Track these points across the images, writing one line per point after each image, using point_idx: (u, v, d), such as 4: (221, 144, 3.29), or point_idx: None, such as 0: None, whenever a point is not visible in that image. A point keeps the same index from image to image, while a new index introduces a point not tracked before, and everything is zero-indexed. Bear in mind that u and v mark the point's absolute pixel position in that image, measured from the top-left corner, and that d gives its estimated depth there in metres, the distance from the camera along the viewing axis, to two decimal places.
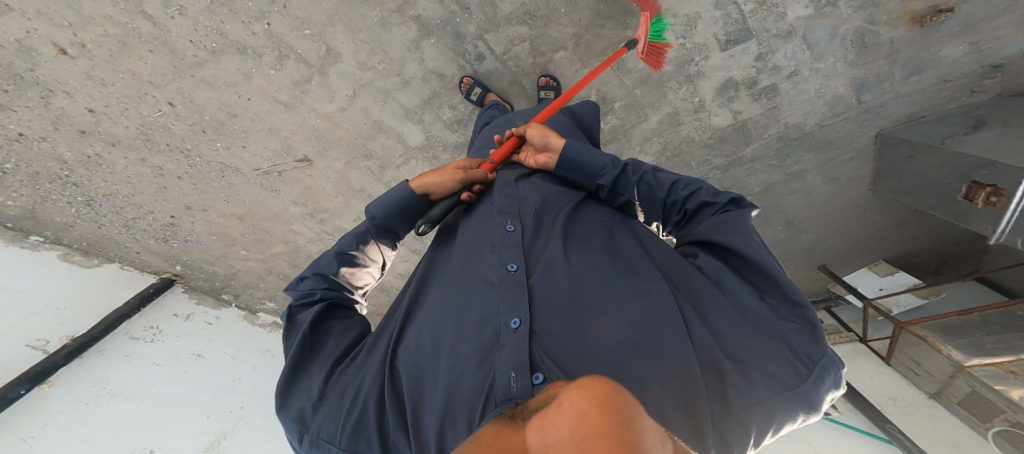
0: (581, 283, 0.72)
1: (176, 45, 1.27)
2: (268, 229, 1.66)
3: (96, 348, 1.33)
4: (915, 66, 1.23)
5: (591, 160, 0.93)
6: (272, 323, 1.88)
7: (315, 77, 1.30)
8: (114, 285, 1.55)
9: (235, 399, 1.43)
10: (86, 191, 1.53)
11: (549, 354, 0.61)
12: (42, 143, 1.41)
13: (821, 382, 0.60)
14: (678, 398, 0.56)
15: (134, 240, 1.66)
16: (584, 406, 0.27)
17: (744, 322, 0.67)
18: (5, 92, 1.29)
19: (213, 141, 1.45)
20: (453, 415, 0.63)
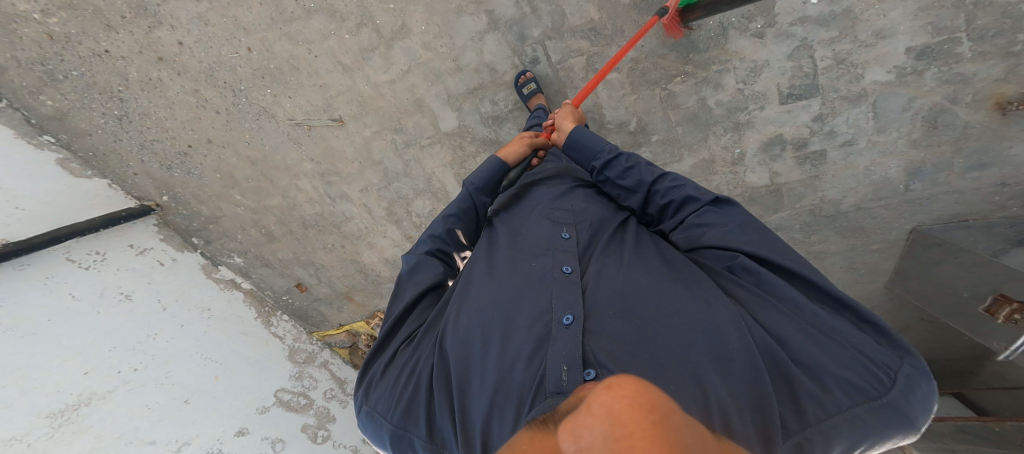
0: (640, 287, 0.70)
1: (283, 1, 1.42)
2: (273, 180, 1.62)
3: (21, 260, 1.24)
4: (978, 160, 1.20)
5: (591, 145, 0.97)
6: (229, 281, 1.75)
7: (381, 48, 1.40)
8: (89, 199, 1.51)
9: (133, 357, 1.23)
10: (126, 107, 1.57)
11: (604, 351, 0.59)
12: (119, 61, 1.53)
13: (910, 388, 0.55)
14: (748, 415, 0.52)
15: (138, 162, 1.62)
16: (616, 407, 0.30)
17: (806, 326, 0.61)
18: (123, 18, 1.48)
19: (266, 87, 1.52)
20: (502, 402, 0.61)
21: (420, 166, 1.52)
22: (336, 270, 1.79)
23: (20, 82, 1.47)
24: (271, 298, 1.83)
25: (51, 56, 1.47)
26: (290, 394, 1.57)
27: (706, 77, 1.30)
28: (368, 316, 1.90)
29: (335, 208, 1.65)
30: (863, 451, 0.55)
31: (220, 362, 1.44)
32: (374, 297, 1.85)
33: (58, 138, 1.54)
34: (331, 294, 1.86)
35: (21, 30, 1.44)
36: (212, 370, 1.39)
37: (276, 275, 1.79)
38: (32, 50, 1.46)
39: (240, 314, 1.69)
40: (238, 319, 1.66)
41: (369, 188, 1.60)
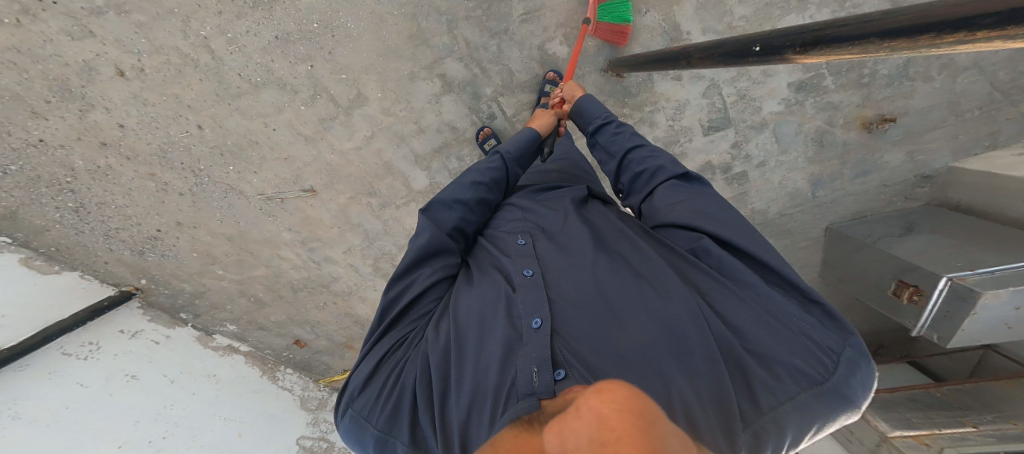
0: (608, 287, 0.73)
1: (226, 76, 1.37)
2: (253, 252, 1.65)
3: (19, 363, 1.20)
4: (862, 168, 1.52)
5: (590, 112, 1.10)
6: (226, 347, 1.71)
7: (340, 116, 1.41)
8: (67, 295, 1.44)
9: (159, 427, 1.26)
10: (79, 198, 1.50)
11: (573, 352, 0.64)
12: (58, 150, 1.42)
13: (852, 374, 0.62)
14: (709, 406, 0.58)
15: (108, 251, 1.58)
16: (604, 412, 0.32)
17: (764, 315, 0.67)
18: (47, 102, 1.36)
19: (228, 165, 1.50)
20: (478, 409, 0.63)
21: (399, 223, 1.60)
22: (332, 325, 1.87)
23: None
24: (272, 356, 1.83)
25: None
26: (311, 439, 1.63)
27: (641, 117, 1.43)
28: None
29: (321, 270, 1.72)
30: (811, 433, 0.61)
31: (241, 421, 1.45)
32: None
33: (14, 236, 1.44)
34: (331, 345, 1.94)
35: None
36: (235, 428, 1.41)
37: (274, 335, 1.82)
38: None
39: (248, 376, 1.67)
40: (246, 381, 1.65)
41: (352, 248, 1.67)
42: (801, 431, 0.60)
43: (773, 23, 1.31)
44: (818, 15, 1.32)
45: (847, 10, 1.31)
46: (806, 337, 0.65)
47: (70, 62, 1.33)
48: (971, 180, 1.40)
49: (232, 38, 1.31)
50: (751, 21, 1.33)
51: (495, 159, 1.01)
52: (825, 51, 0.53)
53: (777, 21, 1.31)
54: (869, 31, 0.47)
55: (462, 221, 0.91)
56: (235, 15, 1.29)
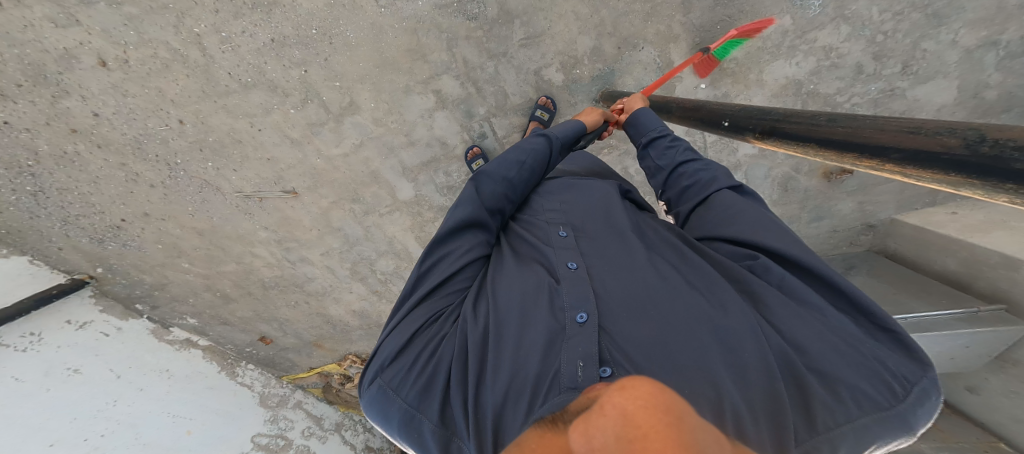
0: (655, 285, 0.66)
1: (214, 74, 1.34)
2: (225, 248, 1.60)
3: None
4: (817, 213, 1.66)
5: (644, 120, 1.02)
6: (183, 341, 1.64)
7: (330, 122, 1.40)
8: (11, 280, 1.37)
9: (98, 424, 1.20)
10: (40, 182, 1.42)
11: (621, 351, 0.58)
12: (23, 134, 1.36)
13: (916, 403, 0.52)
14: (760, 426, 0.49)
15: (64, 236, 1.50)
16: (628, 408, 0.32)
17: (830, 334, 0.57)
18: (19, 86, 1.30)
19: (207, 161, 1.46)
20: (515, 399, 0.56)
21: (381, 231, 1.60)
22: (302, 324, 1.81)
23: None
24: (233, 351, 1.75)
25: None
26: (267, 437, 1.55)
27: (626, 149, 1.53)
28: (340, 359, 1.95)
29: (295, 270, 1.67)
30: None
31: (191, 416, 1.41)
32: (343, 342, 1.91)
33: None
34: (299, 343, 1.86)
35: None
36: (182, 425, 1.36)
37: (235, 331, 1.74)
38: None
39: (203, 370, 1.61)
40: (201, 375, 1.59)
41: (330, 251, 1.63)
42: None
43: (761, 67, 1.39)
44: (804, 63, 1.38)
45: (830, 61, 1.37)
46: (876, 360, 0.55)
47: (50, 49, 1.28)
48: (908, 232, 1.46)
49: (226, 37, 1.29)
50: (743, 61, 1.38)
51: (541, 141, 0.97)
52: (777, 140, 0.67)
53: (764, 65, 1.39)
54: (812, 134, 0.60)
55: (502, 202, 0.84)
56: (232, 15, 1.26)
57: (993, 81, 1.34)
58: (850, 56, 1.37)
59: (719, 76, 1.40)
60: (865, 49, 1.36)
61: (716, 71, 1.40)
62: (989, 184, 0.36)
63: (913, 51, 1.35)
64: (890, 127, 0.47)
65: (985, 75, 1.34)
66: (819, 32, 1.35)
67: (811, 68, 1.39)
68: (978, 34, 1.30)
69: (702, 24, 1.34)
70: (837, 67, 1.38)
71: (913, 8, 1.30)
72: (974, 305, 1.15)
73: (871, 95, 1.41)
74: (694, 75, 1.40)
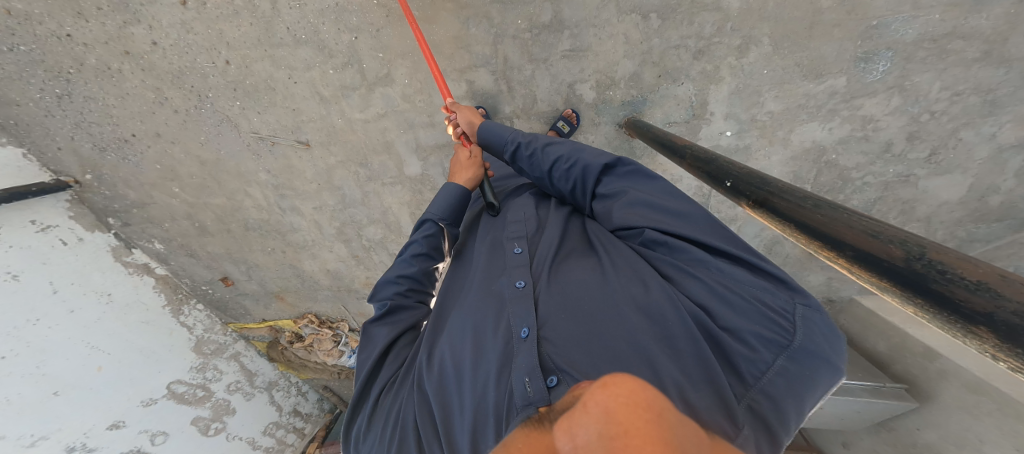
0: (582, 281, 0.77)
1: (275, 27, 1.45)
2: (220, 181, 1.63)
3: None
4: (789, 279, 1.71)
5: (500, 139, 1.13)
6: (140, 265, 1.68)
7: (362, 89, 1.51)
8: None
9: (6, 344, 1.20)
10: (71, 88, 1.46)
11: (558, 355, 0.66)
12: (76, 48, 1.43)
13: (814, 330, 0.62)
14: (699, 387, 0.60)
15: (68, 139, 1.51)
16: (611, 406, 0.35)
17: (720, 290, 0.67)
18: (100, 9, 1.39)
19: (236, 100, 1.53)
20: (481, 422, 0.67)
21: (378, 198, 1.67)
22: (271, 271, 1.82)
23: None
24: (187, 286, 1.79)
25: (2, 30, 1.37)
26: (185, 387, 1.64)
27: None
28: (297, 317, 1.97)
29: (282, 218, 1.70)
30: (805, 401, 0.61)
31: (106, 351, 1.44)
32: (306, 299, 1.92)
33: None
34: (259, 291, 1.87)
35: None
36: (95, 360, 1.40)
37: (196, 266, 1.76)
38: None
39: (145, 300, 1.65)
40: (140, 306, 1.62)
41: (323, 208, 1.69)
42: (799, 400, 0.61)
43: (790, 126, 1.41)
44: (837, 129, 1.40)
45: (863, 132, 1.39)
46: (758, 303, 0.64)
47: None
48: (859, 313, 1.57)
49: None
50: (775, 117, 1.40)
51: (429, 226, 1.03)
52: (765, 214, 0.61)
53: (798, 124, 1.40)
54: (794, 213, 0.55)
55: (413, 286, 0.99)
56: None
57: (1004, 187, 1.41)
58: (886, 130, 1.38)
59: (748, 128, 1.43)
60: (903, 126, 1.37)
61: (747, 121, 1.42)
62: (921, 302, 0.37)
63: (948, 138, 1.37)
64: (854, 223, 0.45)
65: (1001, 179, 1.40)
66: (868, 99, 1.34)
67: (842, 135, 1.40)
68: (1018, 133, 1.33)
69: (750, 73, 1.35)
70: (868, 139, 1.40)
71: (974, 91, 1.30)
72: (881, 380, 1.24)
73: (886, 177, 1.45)
74: (723, 121, 1.43)
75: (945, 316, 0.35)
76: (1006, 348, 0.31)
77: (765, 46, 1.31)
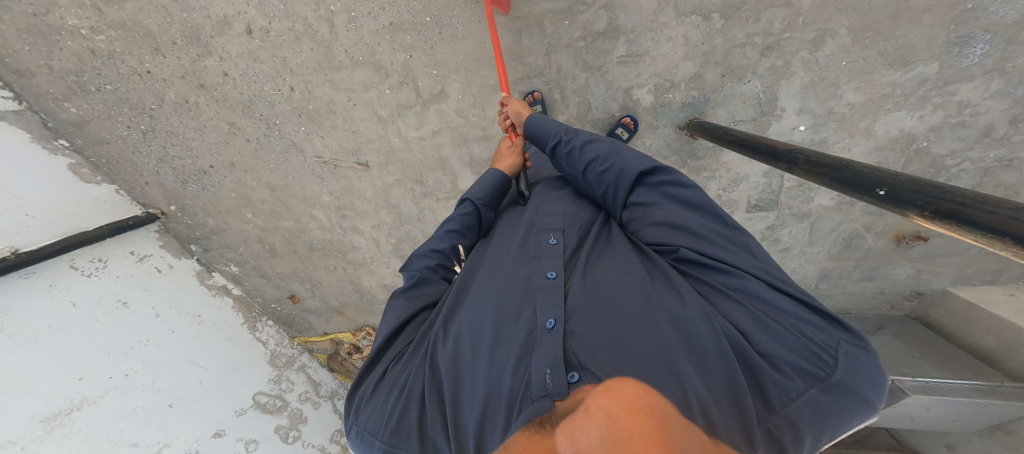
0: (616, 285, 0.76)
1: (334, 51, 1.53)
2: (288, 206, 1.71)
3: (29, 268, 1.25)
4: (869, 273, 1.58)
5: (544, 131, 1.13)
6: (219, 287, 1.79)
7: (417, 107, 1.54)
8: (95, 206, 1.55)
9: (124, 363, 1.28)
10: (153, 123, 1.62)
11: (586, 354, 0.64)
12: (158, 83, 1.58)
13: (854, 368, 0.61)
14: (723, 402, 0.58)
15: (154, 173, 1.67)
16: (614, 414, 0.43)
17: (767, 321, 0.66)
18: (174, 43, 1.54)
19: (300, 125, 1.61)
20: (492, 411, 0.66)
21: (433, 215, 1.69)
22: (332, 289, 1.88)
23: (48, 88, 1.52)
24: (260, 304, 1.89)
25: (88, 69, 1.52)
26: (267, 397, 1.64)
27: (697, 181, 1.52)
28: (355, 330, 1.99)
29: (344, 237, 1.76)
30: (824, 435, 0.60)
31: (206, 368, 1.49)
32: (365, 314, 1.96)
33: (72, 142, 1.58)
34: (322, 307, 1.94)
35: (64, 42, 1.48)
36: (195, 374, 1.44)
37: (268, 286, 1.86)
38: (70, 61, 1.50)
39: (229, 321, 1.72)
40: (226, 327, 1.70)
41: (381, 226, 1.73)
42: (819, 436, 0.60)
43: (875, 116, 1.31)
44: (928, 117, 1.28)
45: (961, 118, 1.26)
46: (807, 338, 0.64)
47: (212, 16, 1.51)
48: (953, 305, 1.35)
49: (353, 16, 1.47)
50: (856, 109, 1.31)
51: (466, 206, 1.09)
52: (951, 229, 0.55)
53: (881, 114, 1.30)
54: (1002, 228, 0.48)
55: (439, 267, 1.02)
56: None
57: None
58: (985, 115, 1.25)
59: (824, 121, 1.34)
60: (1005, 110, 1.23)
61: (823, 114, 1.33)
62: None
63: None
64: None
65: None
66: (963, 85, 1.23)
67: (935, 123, 1.28)
68: None
69: (825, 65, 1.27)
70: (965, 125, 1.27)
71: None
72: (997, 379, 1.09)
73: (985, 163, 1.30)
74: (796, 116, 1.34)
75: None
76: None
77: (842, 37, 1.24)
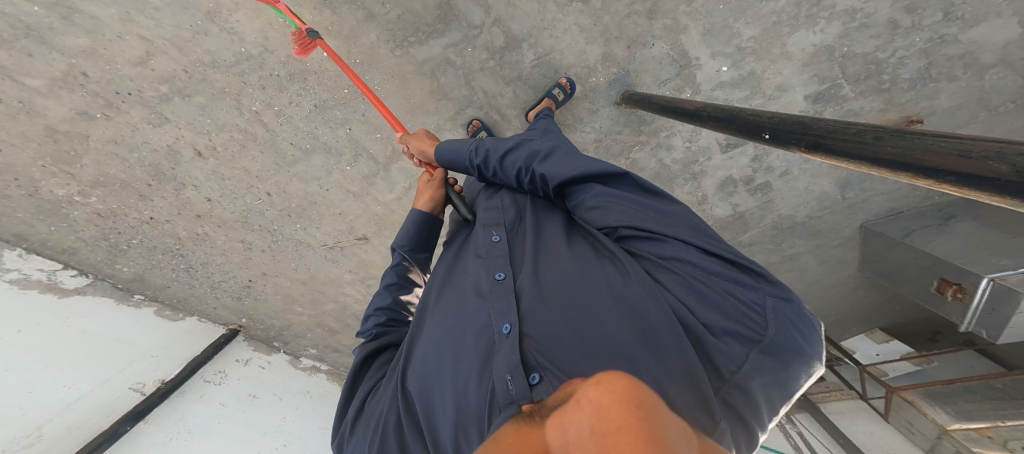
0: (563, 275, 0.83)
1: (281, 147, 1.70)
2: (323, 291, 2.06)
3: (179, 390, 1.60)
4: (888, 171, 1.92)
5: (460, 160, 1.20)
6: (310, 366, 2.19)
7: (379, 172, 1.78)
8: (191, 334, 1.84)
9: (279, 437, 1.68)
10: (188, 260, 1.85)
11: (542, 354, 0.71)
12: (166, 224, 1.77)
13: (784, 323, 0.69)
14: (683, 382, 0.65)
15: (217, 300, 1.96)
16: (603, 402, 0.33)
17: (697, 284, 0.74)
18: (150, 185, 1.69)
19: (296, 223, 1.85)
20: (465, 424, 0.75)
21: None
22: None
23: (93, 258, 1.73)
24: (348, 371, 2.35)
25: (110, 231, 1.73)
26: None
27: (659, 143, 1.78)
28: None
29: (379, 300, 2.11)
30: (773, 388, 0.70)
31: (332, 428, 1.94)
32: None
33: (144, 293, 1.84)
34: None
35: (73, 213, 1.66)
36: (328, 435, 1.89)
37: (345, 356, 2.29)
38: (91, 230, 1.70)
39: (331, 389, 2.16)
40: (331, 394, 2.13)
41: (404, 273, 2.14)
42: (770, 391, 0.70)
43: (783, 41, 1.60)
44: (828, 28, 1.58)
45: (856, 21, 1.56)
46: (736, 297, 0.72)
47: (158, 148, 1.64)
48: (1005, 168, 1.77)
49: (278, 110, 1.63)
50: (760, 40, 1.59)
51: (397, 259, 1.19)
52: (827, 154, 0.66)
53: (785, 38, 1.59)
54: (858, 149, 0.59)
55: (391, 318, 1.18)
56: (277, 89, 1.60)
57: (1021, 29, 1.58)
58: (878, 13, 1.56)
59: (739, 56, 1.62)
60: (893, 6, 1.54)
61: (735, 51, 1.61)
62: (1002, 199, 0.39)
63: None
64: (940, 148, 0.47)
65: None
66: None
67: (838, 31, 1.59)
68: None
69: (708, 14, 1.53)
70: (868, 26, 1.58)
71: None
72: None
73: (919, 46, 1.61)
74: (713, 60, 1.62)
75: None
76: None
77: None
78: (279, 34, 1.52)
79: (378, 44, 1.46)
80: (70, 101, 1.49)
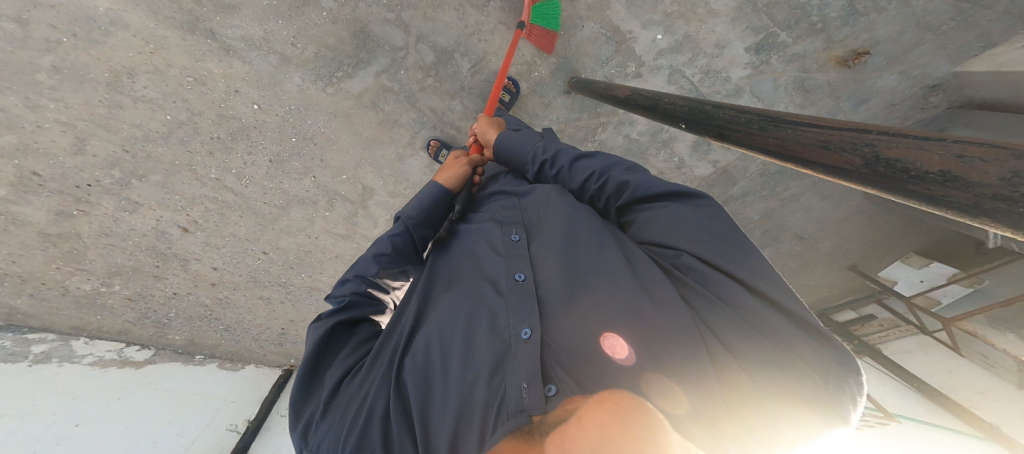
0: (591, 286, 0.82)
1: (254, 206, 1.68)
2: None
3: (264, 425, 1.61)
4: (860, 98, 1.74)
5: (518, 154, 1.13)
6: None
7: (359, 210, 1.80)
8: (258, 378, 1.89)
9: None
10: (224, 321, 1.90)
11: (562, 366, 0.74)
12: (178, 296, 1.77)
13: (838, 388, 0.62)
14: (694, 407, 0.65)
15: (262, 349, 2.06)
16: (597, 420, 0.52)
17: (747, 325, 0.69)
18: (156, 266, 1.69)
19: (299, 272, 1.89)
20: (466, 424, 0.75)
21: None
22: None
23: (144, 333, 1.77)
24: None
25: (148, 310, 1.75)
26: None
27: (620, 119, 1.83)
28: None
29: None
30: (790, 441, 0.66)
31: None
32: None
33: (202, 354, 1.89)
34: None
35: (107, 301, 1.67)
36: None
37: None
38: (130, 312, 1.72)
39: None
40: None
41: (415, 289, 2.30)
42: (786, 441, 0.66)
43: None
44: None
45: None
46: (791, 351, 0.65)
47: (146, 232, 1.61)
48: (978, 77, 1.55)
49: (237, 172, 1.59)
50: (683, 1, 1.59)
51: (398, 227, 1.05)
52: (730, 143, 0.70)
53: None
54: (750, 140, 0.64)
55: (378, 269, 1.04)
56: (226, 152, 1.55)
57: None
58: None
59: (669, 21, 1.63)
60: None
61: (663, 18, 1.62)
62: (885, 187, 0.47)
63: None
64: (807, 142, 0.55)
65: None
66: None
67: None
68: None
69: None
70: None
71: None
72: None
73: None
74: (646, 30, 1.64)
75: (906, 188, 0.45)
76: (928, 190, 0.42)
77: None
78: (195, 93, 1.44)
79: (307, 86, 1.52)
80: (41, 204, 1.45)
